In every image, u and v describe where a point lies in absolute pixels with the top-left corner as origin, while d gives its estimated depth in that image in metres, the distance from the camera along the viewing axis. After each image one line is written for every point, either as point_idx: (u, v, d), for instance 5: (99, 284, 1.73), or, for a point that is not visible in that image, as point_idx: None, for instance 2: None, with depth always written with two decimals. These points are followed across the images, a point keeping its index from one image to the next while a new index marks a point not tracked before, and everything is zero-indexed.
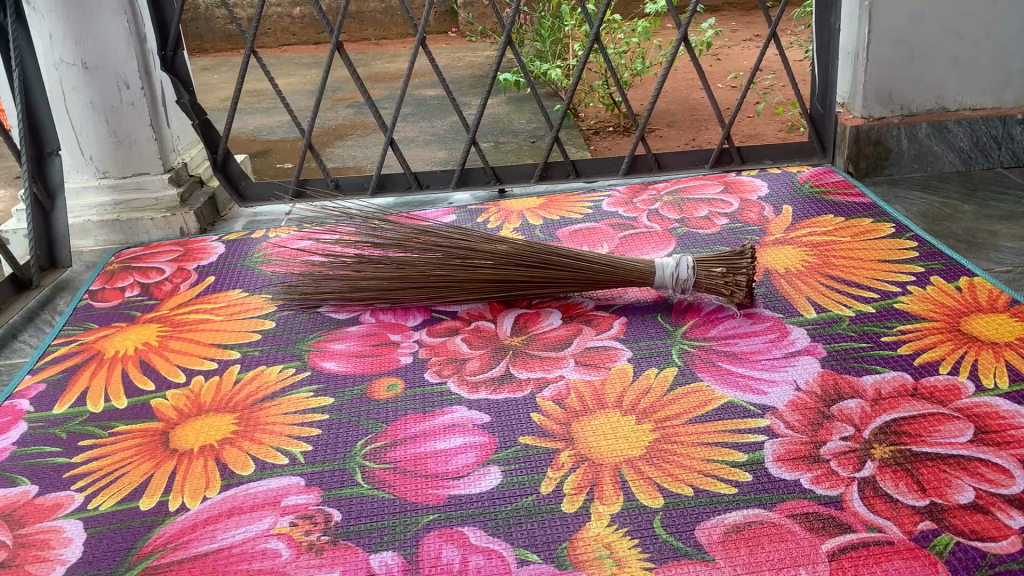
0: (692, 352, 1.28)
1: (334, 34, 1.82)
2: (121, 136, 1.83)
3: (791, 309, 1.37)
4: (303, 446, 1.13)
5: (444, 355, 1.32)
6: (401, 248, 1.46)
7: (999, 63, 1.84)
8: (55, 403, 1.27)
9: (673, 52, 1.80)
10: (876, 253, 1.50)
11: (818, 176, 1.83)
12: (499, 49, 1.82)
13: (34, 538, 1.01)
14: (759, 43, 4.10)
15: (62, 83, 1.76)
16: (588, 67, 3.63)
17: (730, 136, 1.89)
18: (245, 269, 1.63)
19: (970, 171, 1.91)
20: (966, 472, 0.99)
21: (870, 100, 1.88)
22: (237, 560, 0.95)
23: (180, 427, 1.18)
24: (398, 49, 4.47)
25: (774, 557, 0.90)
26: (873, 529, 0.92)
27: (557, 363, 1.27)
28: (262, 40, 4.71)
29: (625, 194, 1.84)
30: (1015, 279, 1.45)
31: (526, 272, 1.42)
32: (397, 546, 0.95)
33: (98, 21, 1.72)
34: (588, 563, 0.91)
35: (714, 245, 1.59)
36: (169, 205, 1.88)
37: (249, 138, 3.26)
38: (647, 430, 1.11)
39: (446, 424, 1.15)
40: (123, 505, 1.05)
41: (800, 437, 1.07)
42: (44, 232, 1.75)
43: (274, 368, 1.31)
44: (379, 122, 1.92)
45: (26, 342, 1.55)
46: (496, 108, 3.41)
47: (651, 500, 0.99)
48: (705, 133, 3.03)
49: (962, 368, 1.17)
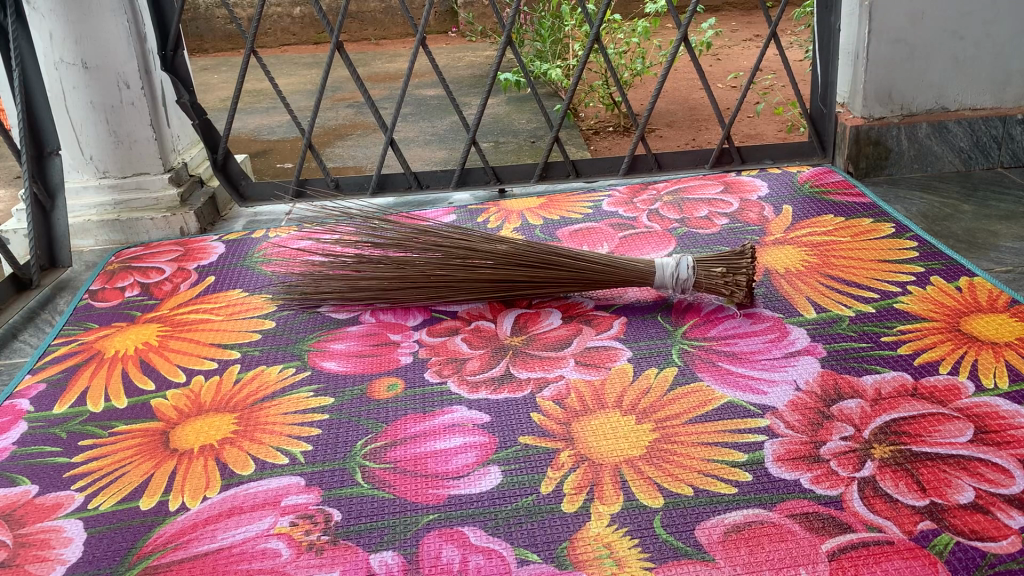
0: (692, 352, 1.28)
1: (334, 34, 1.82)
2: (121, 135, 1.83)
3: (791, 309, 1.37)
4: (303, 446, 1.13)
5: (444, 355, 1.32)
6: (401, 248, 1.46)
7: (999, 63, 1.84)
8: (55, 403, 1.27)
9: (673, 52, 1.79)
10: (876, 253, 1.50)
11: (818, 176, 1.83)
12: (499, 49, 1.81)
13: (34, 538, 1.01)
14: (759, 44, 4.10)
15: (62, 83, 1.76)
16: (588, 67, 3.63)
17: (730, 136, 1.89)
18: (245, 269, 1.63)
19: (970, 171, 1.91)
20: (966, 472, 0.99)
21: (870, 100, 1.88)
22: (237, 560, 0.95)
23: (181, 427, 1.18)
24: (398, 49, 4.47)
25: (774, 557, 0.90)
26: (873, 529, 0.92)
27: (557, 363, 1.27)
28: (262, 40, 4.71)
29: (625, 194, 1.84)
30: (1015, 279, 1.45)
31: (526, 272, 1.42)
32: (397, 546, 0.95)
33: (98, 21, 1.72)
34: (588, 563, 0.91)
35: (714, 245, 1.59)
36: (169, 205, 1.88)
37: (249, 138, 3.26)
38: (647, 430, 1.11)
39: (446, 424, 1.15)
40: (123, 505, 1.05)
41: (800, 437, 1.07)
42: (44, 232, 1.75)
43: (274, 368, 1.31)
44: (379, 122, 1.92)
45: (26, 342, 1.55)
46: (496, 108, 3.41)
47: (651, 500, 0.99)
48: (705, 133, 3.03)
49: (962, 368, 1.17)
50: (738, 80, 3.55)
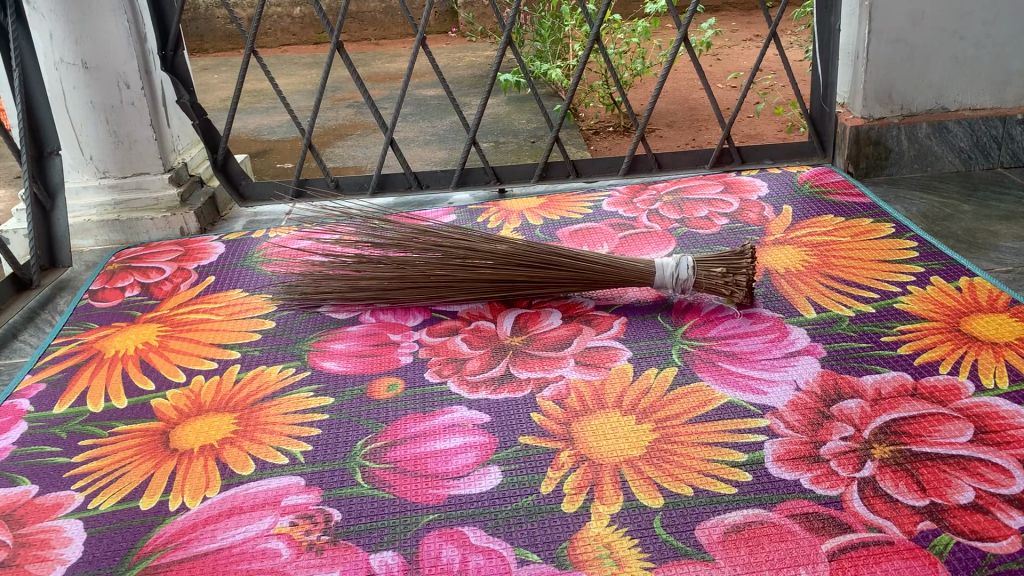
0: (692, 352, 1.28)
1: (334, 34, 1.82)
2: (121, 135, 1.83)
3: (791, 309, 1.37)
4: (303, 446, 1.13)
5: (444, 355, 1.32)
6: (401, 248, 1.46)
7: (999, 63, 1.84)
8: (55, 403, 1.27)
9: (673, 52, 1.79)
10: (876, 253, 1.50)
11: (818, 176, 1.83)
12: (499, 49, 1.81)
13: (34, 538, 1.01)
14: (759, 44, 4.10)
15: (62, 83, 1.76)
16: (588, 67, 3.63)
17: (730, 136, 1.89)
18: (245, 269, 1.63)
19: (970, 171, 1.91)
20: (966, 472, 0.99)
21: (870, 100, 1.88)
22: (237, 560, 0.95)
23: (180, 427, 1.18)
24: (398, 49, 4.47)
25: (774, 557, 0.90)
26: (873, 529, 0.92)
27: (557, 363, 1.27)
28: (262, 40, 4.72)
29: (625, 194, 1.84)
30: (1015, 279, 1.45)
31: (526, 271, 1.42)
32: (397, 546, 0.95)
33: (98, 20, 1.72)
34: (588, 563, 0.91)
35: (714, 245, 1.59)
36: (169, 204, 1.88)
37: (249, 138, 3.26)
38: (647, 430, 1.11)
39: (446, 424, 1.15)
40: (123, 504, 1.05)
41: (800, 437, 1.07)
42: (44, 232, 1.75)
43: (274, 368, 1.31)
44: (379, 122, 1.92)
45: (26, 342, 1.55)
46: (496, 108, 3.41)
47: (651, 500, 0.99)
48: (705, 133, 3.03)
49: (961, 368, 1.17)
50: (738, 80, 3.55)
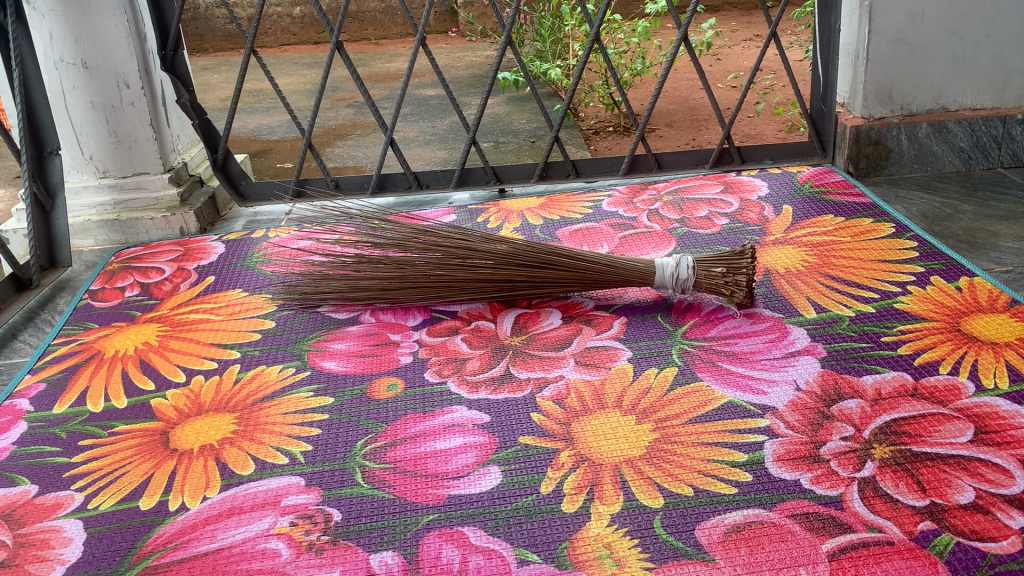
0: (692, 352, 1.28)
1: (334, 34, 1.81)
2: (121, 135, 1.83)
3: (790, 309, 1.37)
4: (303, 446, 1.13)
5: (444, 355, 1.32)
6: (401, 248, 1.46)
7: (998, 63, 1.84)
8: (55, 403, 1.27)
9: (673, 52, 1.79)
10: (877, 253, 1.50)
11: (818, 176, 1.83)
12: (499, 49, 1.81)
13: (34, 538, 1.01)
14: (759, 44, 4.11)
15: (63, 83, 1.76)
16: (587, 67, 3.64)
17: (730, 136, 1.88)
18: (245, 269, 1.63)
19: (970, 171, 1.91)
20: (966, 472, 0.99)
21: (870, 100, 1.88)
22: (237, 560, 0.95)
23: (181, 427, 1.18)
24: (398, 49, 4.47)
25: (774, 557, 0.90)
26: (873, 529, 0.92)
27: (558, 364, 1.27)
28: (262, 40, 4.72)
29: (626, 194, 1.84)
30: (1015, 279, 1.44)
31: (527, 271, 1.42)
32: (397, 547, 0.95)
33: (98, 20, 1.72)
34: (588, 563, 0.91)
35: (713, 245, 1.59)
36: (168, 204, 1.88)
37: (249, 138, 3.26)
38: (647, 430, 1.11)
39: (445, 424, 1.15)
40: (123, 505, 1.05)
41: (800, 437, 1.07)
42: (44, 231, 1.75)
43: (274, 368, 1.31)
44: (378, 121, 1.91)
45: (26, 342, 1.55)
46: (496, 108, 3.41)
47: (651, 500, 0.99)
48: (705, 133, 3.03)
49: (962, 368, 1.17)
50: (738, 80, 3.55)
